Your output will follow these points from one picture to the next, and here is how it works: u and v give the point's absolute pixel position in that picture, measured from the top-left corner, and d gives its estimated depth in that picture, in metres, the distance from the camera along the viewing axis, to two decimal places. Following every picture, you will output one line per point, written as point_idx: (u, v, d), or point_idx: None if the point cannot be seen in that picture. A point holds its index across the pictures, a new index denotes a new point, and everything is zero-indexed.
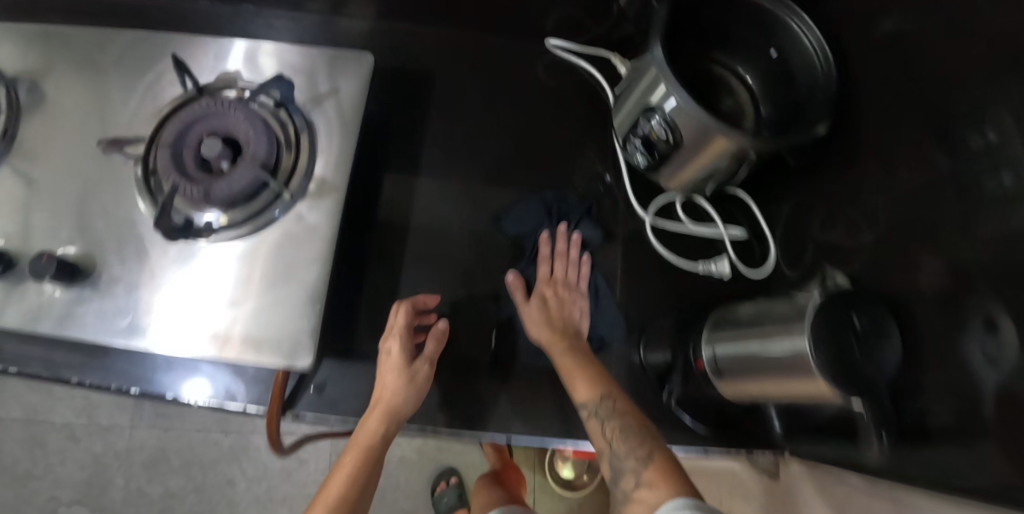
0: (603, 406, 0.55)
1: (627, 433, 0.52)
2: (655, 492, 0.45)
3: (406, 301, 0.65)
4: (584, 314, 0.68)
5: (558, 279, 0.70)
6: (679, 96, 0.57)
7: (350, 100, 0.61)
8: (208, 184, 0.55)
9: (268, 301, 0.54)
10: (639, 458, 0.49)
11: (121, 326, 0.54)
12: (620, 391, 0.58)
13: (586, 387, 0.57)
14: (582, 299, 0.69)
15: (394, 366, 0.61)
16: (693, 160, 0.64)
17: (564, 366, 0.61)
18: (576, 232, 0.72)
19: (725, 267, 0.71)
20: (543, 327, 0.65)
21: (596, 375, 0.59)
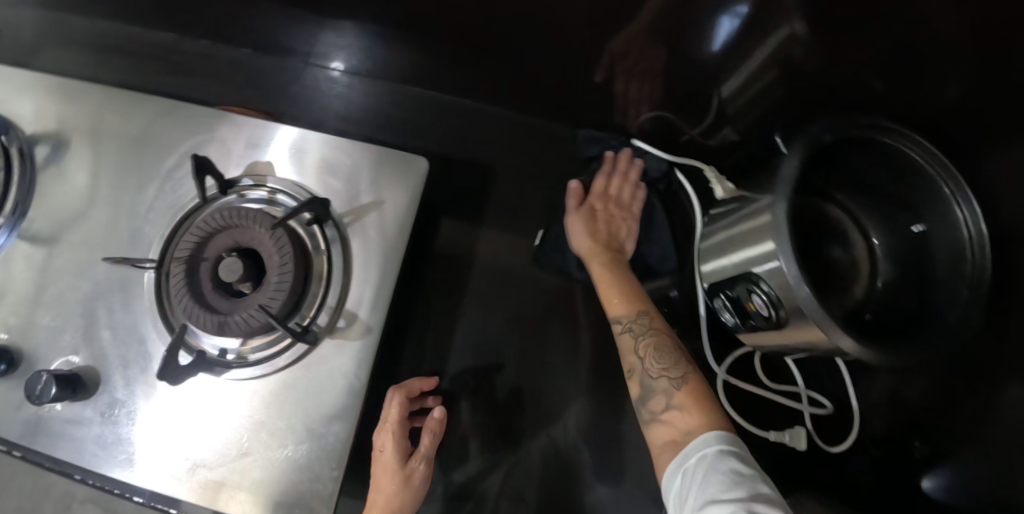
0: (638, 322, 0.55)
1: (660, 351, 0.52)
2: (688, 417, 0.46)
3: (398, 390, 0.61)
4: (631, 229, 0.67)
5: (610, 196, 0.67)
6: (793, 278, 0.46)
7: (395, 217, 0.52)
8: (223, 315, 0.47)
9: (282, 457, 0.48)
10: (670, 381, 0.50)
11: (120, 459, 0.49)
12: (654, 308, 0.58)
13: (621, 301, 0.57)
14: (632, 221, 0.67)
15: (387, 468, 0.58)
16: (794, 337, 0.53)
17: (603, 278, 0.60)
18: (639, 158, 0.69)
19: (801, 439, 0.61)
20: (590, 238, 0.63)
21: (632, 289, 0.58)
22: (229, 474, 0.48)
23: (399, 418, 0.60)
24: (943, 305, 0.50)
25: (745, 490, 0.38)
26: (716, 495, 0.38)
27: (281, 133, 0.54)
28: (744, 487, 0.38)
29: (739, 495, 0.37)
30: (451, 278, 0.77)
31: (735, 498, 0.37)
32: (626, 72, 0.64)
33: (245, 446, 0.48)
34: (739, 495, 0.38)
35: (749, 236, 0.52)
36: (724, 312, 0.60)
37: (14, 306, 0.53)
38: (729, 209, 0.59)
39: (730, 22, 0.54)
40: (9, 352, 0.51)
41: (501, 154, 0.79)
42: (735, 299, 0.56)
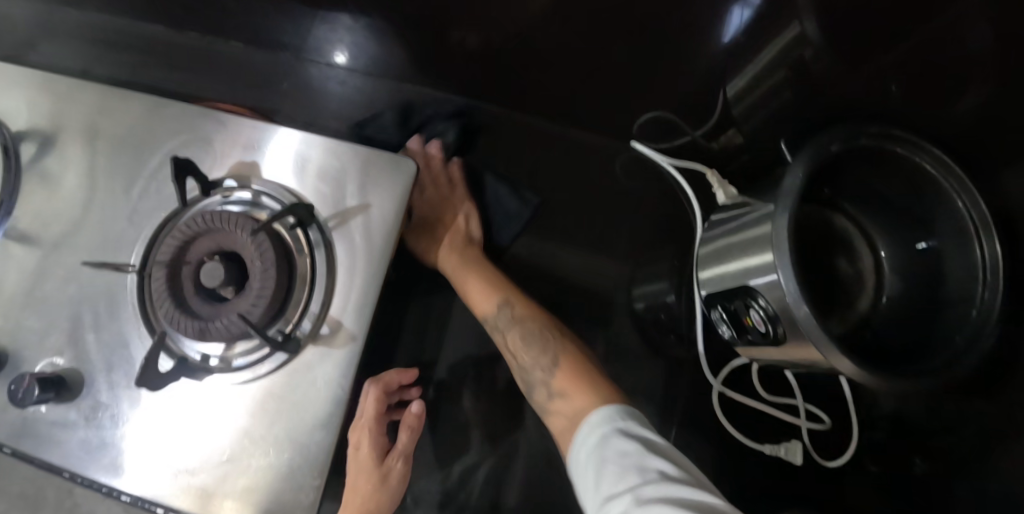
0: (500, 315, 0.60)
1: (530, 342, 0.57)
2: (569, 401, 0.49)
3: (376, 384, 0.60)
4: (467, 207, 0.69)
5: (436, 199, 0.68)
6: (790, 293, 0.44)
7: (382, 223, 0.51)
8: (204, 320, 0.47)
9: (264, 464, 0.48)
10: (545, 371, 0.54)
11: (104, 462, 0.49)
12: (518, 293, 0.62)
13: (483, 300, 0.61)
14: (468, 204, 0.69)
15: (363, 464, 0.59)
16: (791, 352, 0.51)
17: (459, 281, 0.64)
18: (433, 140, 0.69)
19: (797, 454, 0.60)
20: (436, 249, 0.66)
21: (489, 280, 0.62)
22: (212, 479, 0.48)
23: (376, 415, 0.59)
24: (949, 325, 0.48)
25: (635, 470, 0.37)
26: (613, 489, 0.36)
27: (270, 133, 0.53)
28: (634, 471, 0.37)
29: (629, 483, 0.36)
30: (448, 281, 0.76)
31: (629, 486, 0.36)
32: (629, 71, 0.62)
33: (228, 452, 0.48)
34: (632, 482, 0.36)
35: (748, 247, 0.50)
36: (721, 323, 0.57)
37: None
38: (733, 215, 0.57)
39: (740, 12, 0.52)
40: None
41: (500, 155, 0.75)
42: (733, 311, 0.54)
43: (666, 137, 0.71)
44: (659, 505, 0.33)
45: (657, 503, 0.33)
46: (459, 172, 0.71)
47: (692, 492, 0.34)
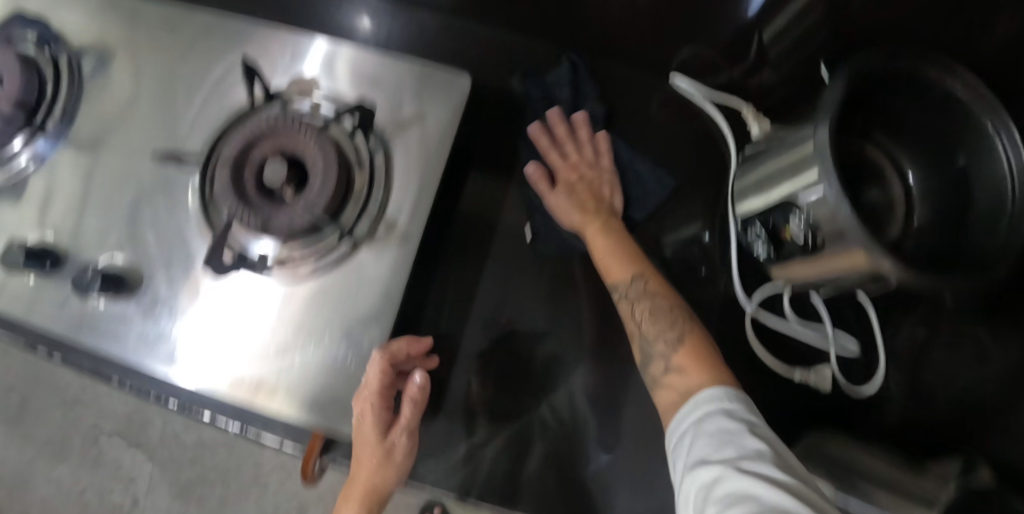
0: (633, 286, 0.56)
1: (657, 315, 0.53)
2: (685, 377, 0.47)
3: (383, 354, 0.48)
4: (614, 182, 0.67)
5: (578, 162, 0.66)
6: (833, 200, 0.46)
7: (437, 133, 0.53)
8: (267, 214, 0.49)
9: (317, 357, 0.49)
10: (668, 343, 0.51)
11: (161, 354, 0.50)
12: (654, 270, 0.58)
13: (615, 267, 0.58)
14: (610, 175, 0.67)
15: (369, 447, 0.51)
16: (827, 265, 0.52)
17: (596, 245, 0.60)
18: (576, 113, 0.68)
19: (826, 379, 0.62)
20: (576, 212, 0.63)
21: (628, 251, 0.59)
22: (264, 371, 0.49)
23: (377, 397, 0.48)
24: (985, 241, 0.49)
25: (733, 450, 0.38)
26: (706, 456, 0.39)
27: (317, 47, 0.55)
28: (731, 446, 0.38)
29: (725, 454, 0.38)
30: (483, 220, 0.77)
31: (724, 458, 0.38)
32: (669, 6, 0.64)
33: (282, 344, 0.50)
34: (727, 455, 0.38)
35: (791, 165, 0.52)
36: (757, 243, 0.60)
37: (60, 208, 0.54)
38: (769, 143, 0.59)
39: None
40: (54, 251, 0.53)
41: (541, 85, 0.72)
42: (769, 226, 0.57)
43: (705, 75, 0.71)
44: (751, 482, 0.35)
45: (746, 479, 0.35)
46: (607, 144, 0.68)
47: (783, 476, 0.35)
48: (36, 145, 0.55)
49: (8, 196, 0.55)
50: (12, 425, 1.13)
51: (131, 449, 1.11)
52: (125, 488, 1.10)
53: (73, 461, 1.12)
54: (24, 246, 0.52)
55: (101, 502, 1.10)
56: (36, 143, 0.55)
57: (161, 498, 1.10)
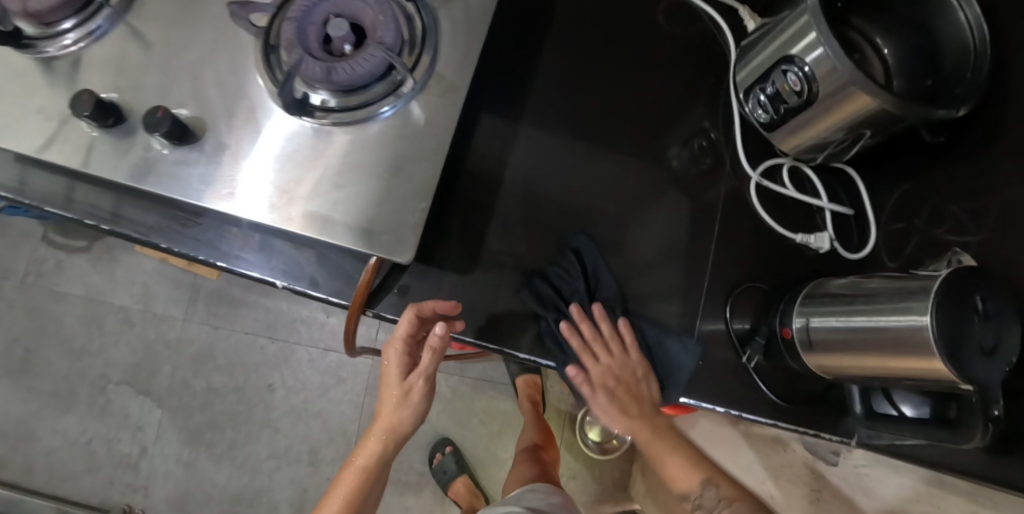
0: (704, 496, 0.66)
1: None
2: None
3: (413, 309, 0.60)
4: (648, 372, 0.68)
5: (614, 367, 0.66)
6: (825, 45, 0.54)
7: (478, 4, 0.59)
8: (330, 63, 0.54)
9: (373, 192, 0.53)
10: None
11: (224, 193, 0.54)
12: (715, 468, 0.69)
13: (682, 478, 0.68)
14: (644, 365, 0.67)
15: (394, 381, 0.65)
16: (823, 115, 0.59)
17: (655, 451, 0.68)
18: (597, 305, 0.68)
19: (824, 241, 0.68)
20: (624, 419, 0.68)
21: (686, 455, 0.69)
22: (321, 205, 0.53)
23: (408, 338, 0.62)
24: (957, 80, 0.57)
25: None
26: None
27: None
28: None
29: None
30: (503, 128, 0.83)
31: None
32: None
33: (339, 180, 0.54)
34: None
35: (788, 30, 0.60)
36: (757, 108, 0.68)
37: (122, 72, 0.58)
38: (766, 26, 0.66)
39: None
40: (119, 106, 0.56)
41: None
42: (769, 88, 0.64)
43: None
44: None
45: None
46: (632, 333, 0.67)
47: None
48: (92, 24, 0.59)
49: (71, 64, 0.59)
50: (15, 376, 1.11)
51: (139, 397, 1.10)
52: (133, 436, 1.09)
53: (79, 410, 1.10)
54: (93, 95, 0.54)
55: (108, 451, 1.08)
56: (92, 23, 0.59)
57: (170, 445, 1.08)
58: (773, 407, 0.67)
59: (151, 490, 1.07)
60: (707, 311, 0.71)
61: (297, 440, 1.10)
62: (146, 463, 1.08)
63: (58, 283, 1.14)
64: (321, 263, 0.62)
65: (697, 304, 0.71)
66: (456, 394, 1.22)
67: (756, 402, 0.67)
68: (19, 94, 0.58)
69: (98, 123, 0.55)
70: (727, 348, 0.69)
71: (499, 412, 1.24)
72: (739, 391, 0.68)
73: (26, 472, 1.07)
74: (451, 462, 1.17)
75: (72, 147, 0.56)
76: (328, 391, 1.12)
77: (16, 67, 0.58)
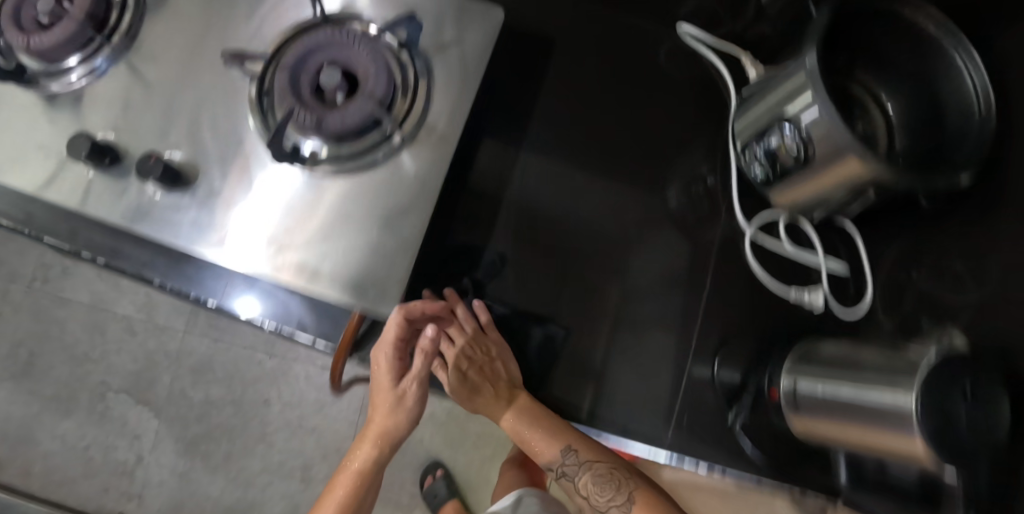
0: (566, 464, 0.63)
1: (603, 483, 0.64)
2: None
3: (401, 312, 0.60)
4: (505, 353, 0.67)
5: (460, 342, 0.66)
6: (823, 111, 0.53)
7: (474, 54, 0.59)
8: (321, 113, 0.54)
9: (358, 244, 0.53)
10: (621, 506, 0.64)
11: (212, 240, 0.54)
12: (576, 431, 0.64)
13: (541, 447, 0.64)
14: (502, 346, 0.67)
15: (387, 386, 0.65)
16: (820, 176, 0.58)
17: (513, 427, 0.65)
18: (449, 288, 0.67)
19: (818, 299, 0.67)
20: (480, 400, 0.65)
21: (551, 426, 0.64)
22: (308, 255, 0.54)
23: (398, 339, 0.62)
24: (958, 145, 0.55)
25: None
26: None
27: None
28: None
29: None
30: None
31: None
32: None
33: (326, 232, 0.54)
34: None
35: (787, 89, 0.59)
36: (754, 165, 0.66)
37: (120, 110, 0.59)
38: (765, 80, 0.66)
39: None
40: (115, 147, 0.57)
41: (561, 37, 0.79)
42: (765, 148, 0.63)
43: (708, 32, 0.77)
44: None
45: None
46: (488, 316, 0.68)
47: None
48: (94, 62, 0.60)
49: (71, 99, 0.59)
50: (18, 380, 1.13)
51: (138, 406, 1.12)
52: (130, 445, 1.11)
53: (79, 416, 1.12)
54: (91, 137, 0.55)
55: (105, 458, 1.10)
56: (94, 60, 0.60)
57: (166, 455, 1.10)
58: (755, 466, 0.66)
59: (146, 499, 1.09)
60: (697, 362, 0.70)
61: (289, 456, 1.11)
62: (141, 472, 1.10)
63: (63, 289, 1.16)
64: (310, 305, 0.62)
65: (688, 354, 0.70)
66: (450, 416, 1.23)
67: (742, 460, 0.66)
68: (20, 130, 0.59)
69: (95, 163, 0.56)
70: (716, 402, 0.68)
71: (492, 435, 1.24)
72: (726, 448, 0.67)
73: (25, 475, 1.10)
74: (442, 486, 1.18)
75: (69, 186, 0.56)
76: (322, 409, 1.13)
77: (18, 102, 0.59)
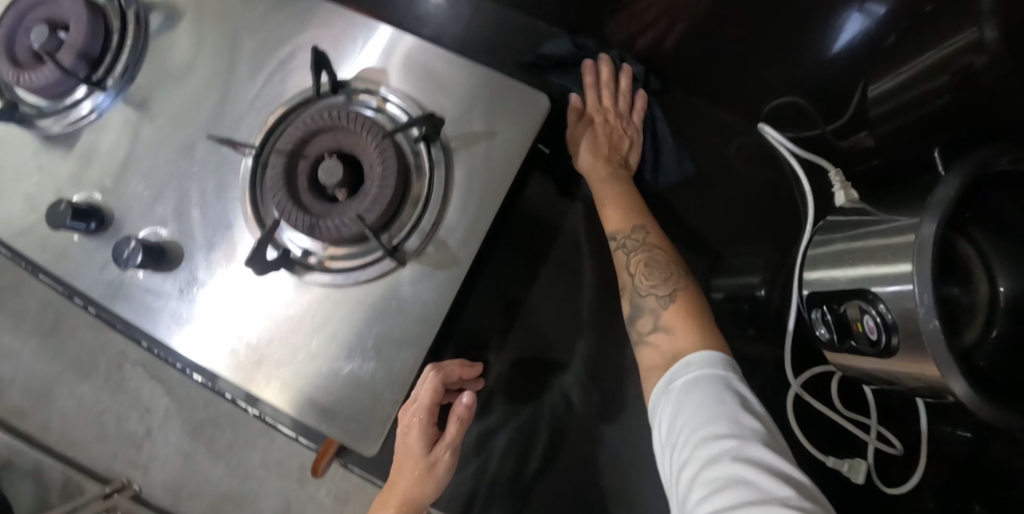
0: (631, 237, 0.57)
1: (652, 268, 0.55)
2: (673, 340, 0.49)
3: (436, 373, 0.53)
4: (636, 136, 0.66)
5: (605, 107, 0.65)
6: (921, 302, 0.43)
7: (503, 152, 0.49)
8: (316, 216, 0.47)
9: (343, 371, 0.48)
10: (659, 299, 0.53)
11: (191, 337, 0.50)
12: (653, 223, 0.59)
13: (617, 216, 0.59)
14: (636, 130, 0.66)
15: (402, 472, 0.51)
16: (895, 366, 0.49)
17: (601, 188, 0.60)
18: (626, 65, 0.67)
19: (859, 473, 0.58)
20: (591, 155, 0.63)
21: (631, 201, 0.60)
22: (291, 374, 0.48)
23: (430, 406, 0.52)
24: None
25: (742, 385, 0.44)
26: None
27: (381, 32, 0.52)
28: None
29: None
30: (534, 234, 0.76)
31: None
32: (757, 39, 0.61)
33: (313, 350, 0.48)
34: None
35: (884, 257, 0.49)
36: (820, 325, 0.58)
37: (109, 167, 0.54)
38: (852, 221, 0.56)
39: (857, 20, 0.54)
40: (100, 211, 0.52)
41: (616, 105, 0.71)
42: (838, 313, 0.54)
43: (796, 126, 0.70)
44: None
45: (787, 489, 0.36)
46: (642, 104, 0.66)
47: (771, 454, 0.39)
48: (97, 98, 0.54)
49: (60, 148, 0.54)
50: (46, 337, 1.18)
51: (152, 381, 1.16)
52: (141, 417, 1.15)
53: (96, 381, 1.17)
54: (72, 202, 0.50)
55: (117, 425, 1.16)
56: (97, 95, 0.54)
57: (173, 433, 1.15)
58: None
59: (150, 470, 1.14)
60: None
61: (287, 456, 1.13)
62: (148, 445, 1.15)
63: None
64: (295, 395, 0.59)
65: None
66: None
67: None
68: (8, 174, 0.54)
69: (81, 230, 0.51)
70: None
71: None
72: None
73: (43, 428, 1.16)
74: None
75: (51, 246, 0.53)
76: None
77: (10, 142, 0.54)
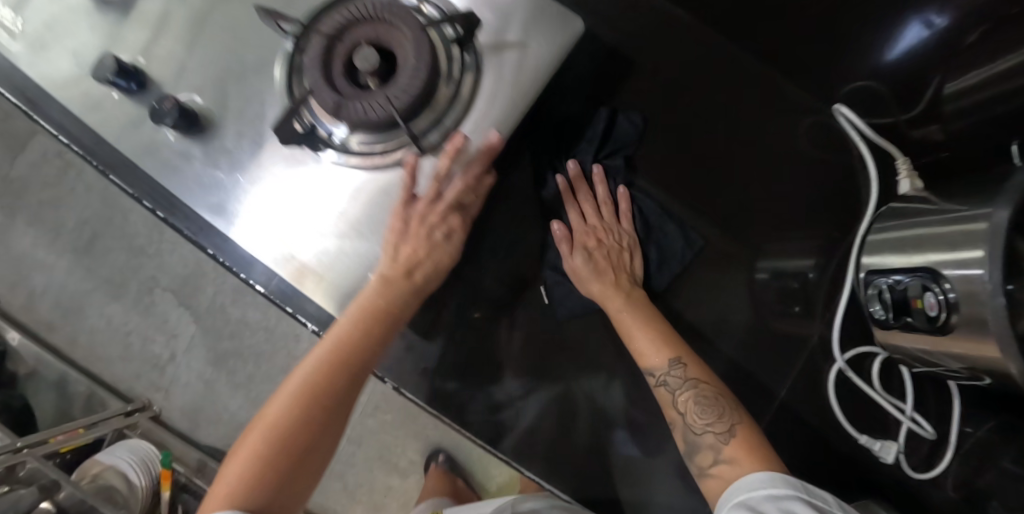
0: (672, 374, 0.57)
1: (702, 406, 0.56)
2: (737, 470, 0.53)
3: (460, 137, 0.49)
4: (633, 243, 0.67)
5: (592, 226, 0.66)
6: (985, 275, 0.44)
7: (534, 66, 0.50)
8: (344, 97, 0.47)
9: (349, 250, 0.50)
10: (717, 435, 0.55)
11: (211, 202, 0.51)
12: (683, 346, 0.60)
13: (652, 351, 0.58)
14: (627, 239, 0.67)
15: (429, 258, 0.53)
16: (949, 346, 0.51)
17: (624, 323, 0.60)
18: (595, 165, 0.67)
19: (889, 453, 0.62)
20: (601, 287, 0.62)
21: (659, 332, 0.60)
22: (344, 276, 0.50)
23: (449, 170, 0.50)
24: None
25: None
26: None
27: None
28: None
29: None
30: None
31: None
32: None
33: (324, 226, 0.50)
34: None
35: (948, 237, 0.50)
36: (875, 302, 0.60)
37: None
38: (919, 208, 0.58)
39: (918, 28, 0.60)
40: (144, 74, 0.51)
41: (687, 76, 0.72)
42: (897, 293, 0.56)
43: (871, 111, 0.71)
44: None
45: None
46: (625, 203, 0.67)
47: None
48: None
49: (114, 14, 0.52)
50: (80, 255, 1.20)
51: (180, 308, 1.18)
52: (167, 342, 1.18)
53: (127, 302, 1.19)
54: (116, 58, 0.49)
55: (144, 347, 1.18)
56: None
57: (197, 361, 1.18)
58: None
59: (172, 394, 1.18)
60: None
61: None
62: (172, 369, 1.18)
63: None
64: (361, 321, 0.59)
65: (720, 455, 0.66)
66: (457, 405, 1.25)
67: None
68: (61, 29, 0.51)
69: (121, 88, 0.50)
70: None
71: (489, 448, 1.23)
72: None
73: (71, 342, 1.19)
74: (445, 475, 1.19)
75: (126, 133, 0.52)
76: None
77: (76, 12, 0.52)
